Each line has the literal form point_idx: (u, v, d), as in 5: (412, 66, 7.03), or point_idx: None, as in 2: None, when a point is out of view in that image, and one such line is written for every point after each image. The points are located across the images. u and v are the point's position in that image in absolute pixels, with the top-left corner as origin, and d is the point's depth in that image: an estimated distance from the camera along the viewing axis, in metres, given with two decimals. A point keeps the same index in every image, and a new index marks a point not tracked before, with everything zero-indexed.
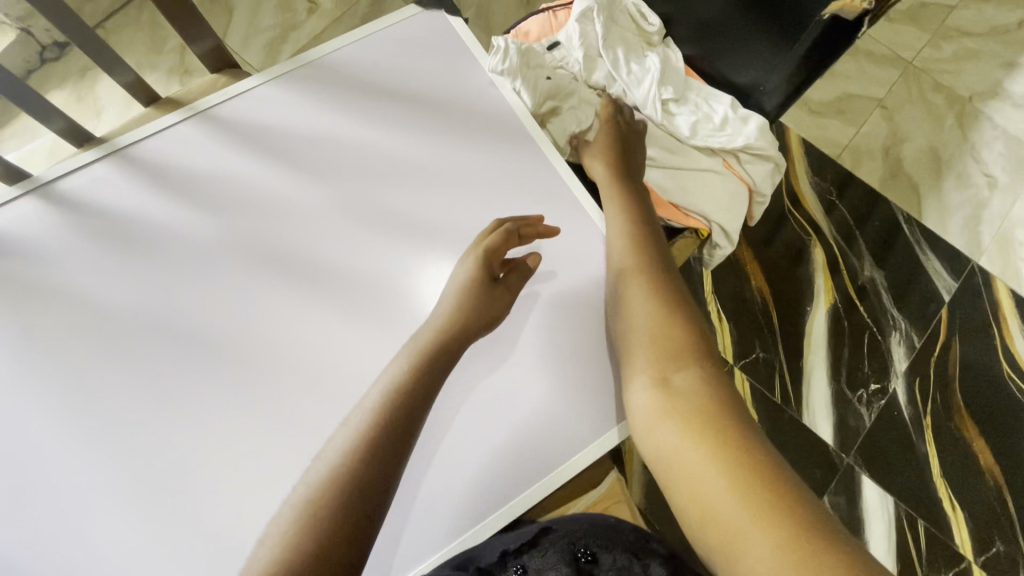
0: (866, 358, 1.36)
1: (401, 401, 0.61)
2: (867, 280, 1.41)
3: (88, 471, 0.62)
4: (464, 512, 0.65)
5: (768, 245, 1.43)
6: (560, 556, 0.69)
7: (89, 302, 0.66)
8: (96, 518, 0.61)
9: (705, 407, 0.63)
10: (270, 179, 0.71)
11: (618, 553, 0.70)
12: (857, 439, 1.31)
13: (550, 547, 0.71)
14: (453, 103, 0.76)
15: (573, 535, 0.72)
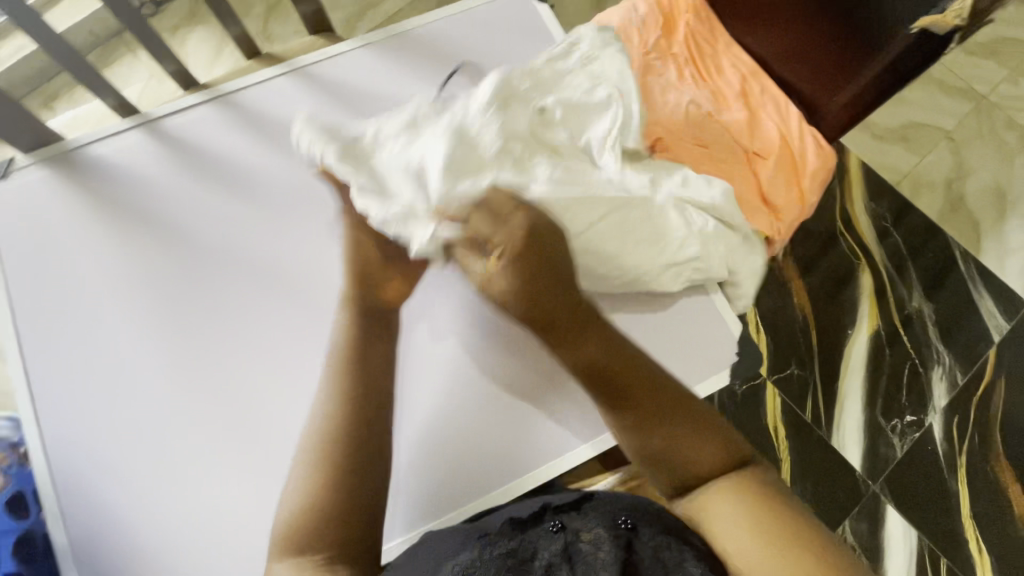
0: (905, 389, 1.34)
1: (339, 422, 0.59)
2: (915, 311, 1.38)
3: (161, 382, 0.66)
4: (509, 468, 0.69)
5: (816, 263, 1.41)
6: (602, 524, 0.59)
7: (181, 232, 0.71)
8: (169, 427, 0.65)
9: (711, 468, 0.59)
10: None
11: (673, 545, 0.56)
12: (885, 468, 1.29)
13: (594, 519, 0.61)
14: None
15: (616, 505, 0.63)
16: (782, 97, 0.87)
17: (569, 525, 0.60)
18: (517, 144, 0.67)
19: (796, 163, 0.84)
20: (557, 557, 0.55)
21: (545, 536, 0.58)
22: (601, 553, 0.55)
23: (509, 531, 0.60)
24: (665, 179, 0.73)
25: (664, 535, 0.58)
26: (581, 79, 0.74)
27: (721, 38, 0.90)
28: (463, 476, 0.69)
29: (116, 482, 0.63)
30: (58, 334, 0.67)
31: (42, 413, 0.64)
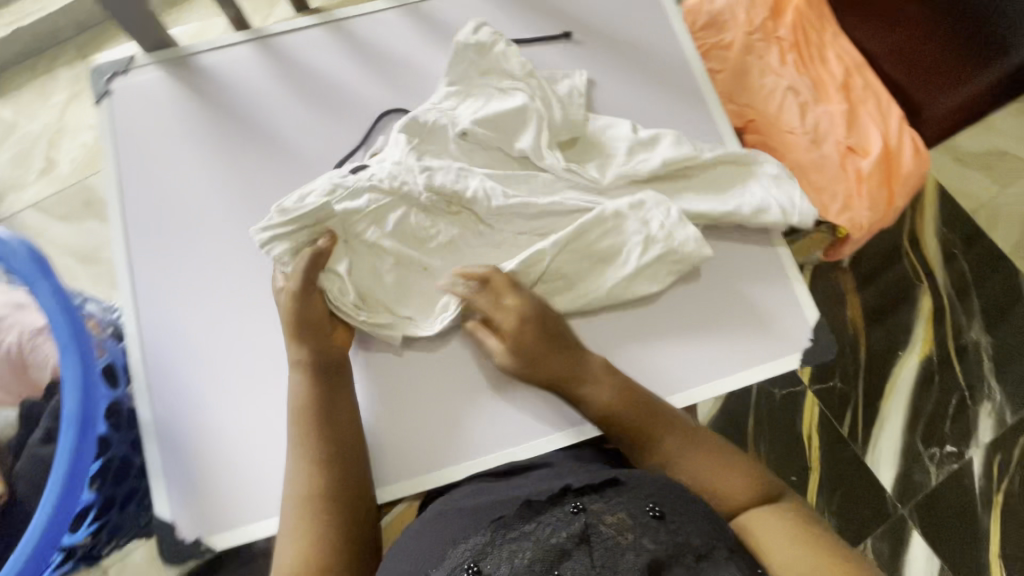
0: (949, 419, 1.31)
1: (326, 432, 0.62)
2: (971, 343, 1.34)
3: (245, 283, 0.69)
4: (561, 418, 0.66)
5: (875, 279, 1.37)
6: (628, 509, 0.54)
7: (280, 145, 0.73)
8: (248, 327, 0.67)
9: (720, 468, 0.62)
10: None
11: (705, 535, 0.53)
12: (917, 494, 1.27)
13: (619, 498, 0.55)
14: (632, 42, 0.78)
15: (646, 490, 0.56)
16: (885, 94, 0.84)
17: (590, 507, 0.54)
18: (429, 157, 0.69)
19: (890, 161, 0.82)
20: (577, 543, 0.51)
21: (563, 519, 0.53)
22: (625, 541, 0.51)
23: (521, 512, 0.54)
24: (595, 165, 0.72)
25: (695, 518, 0.55)
26: (493, 92, 0.72)
27: (829, 28, 0.88)
28: (506, 422, 0.66)
29: (199, 369, 0.66)
30: (158, 227, 0.71)
31: (141, 296, 0.68)
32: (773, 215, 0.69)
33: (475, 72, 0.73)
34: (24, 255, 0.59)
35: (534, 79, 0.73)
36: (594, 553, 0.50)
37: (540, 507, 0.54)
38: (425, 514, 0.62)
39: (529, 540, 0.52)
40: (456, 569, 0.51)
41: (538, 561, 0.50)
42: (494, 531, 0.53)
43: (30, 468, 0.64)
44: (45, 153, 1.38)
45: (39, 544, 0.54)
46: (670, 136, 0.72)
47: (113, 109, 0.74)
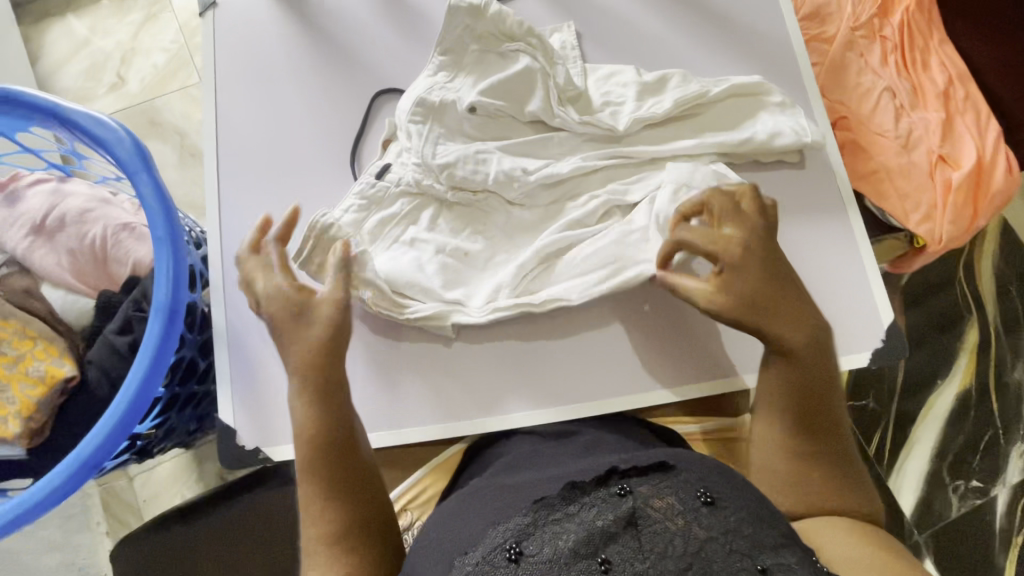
0: (979, 454, 1.28)
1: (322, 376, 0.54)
2: (1014, 381, 1.30)
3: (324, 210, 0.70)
4: (619, 384, 0.67)
5: (924, 304, 1.33)
6: (678, 493, 0.48)
7: (374, 75, 0.73)
8: None
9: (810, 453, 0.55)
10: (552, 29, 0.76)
11: (765, 524, 0.47)
12: (936, 523, 1.25)
13: (666, 481, 0.49)
14: (734, 16, 0.77)
15: (700, 474, 0.51)
16: (984, 108, 0.82)
17: (637, 489, 0.49)
18: (444, 141, 0.67)
19: (981, 177, 0.80)
20: (624, 526, 0.45)
21: (607, 503, 0.48)
22: (677, 526, 0.45)
23: (563, 493, 0.49)
24: (606, 114, 0.70)
25: (751, 505, 0.48)
26: (493, 59, 0.69)
27: (937, 33, 0.86)
28: (570, 378, 0.67)
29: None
30: (249, 141, 0.72)
31: (226, 207, 0.70)
32: (786, 138, 0.69)
33: (470, 39, 0.68)
34: (130, 147, 0.59)
35: (533, 37, 0.68)
36: (643, 537, 0.45)
37: (583, 488, 0.49)
38: (454, 497, 0.58)
39: (572, 522, 0.46)
40: (495, 549, 0.46)
41: (582, 545, 0.44)
42: (535, 512, 0.48)
43: (105, 356, 0.66)
44: (116, 69, 1.40)
45: (115, 428, 0.54)
46: (677, 76, 0.71)
47: (217, 23, 0.76)
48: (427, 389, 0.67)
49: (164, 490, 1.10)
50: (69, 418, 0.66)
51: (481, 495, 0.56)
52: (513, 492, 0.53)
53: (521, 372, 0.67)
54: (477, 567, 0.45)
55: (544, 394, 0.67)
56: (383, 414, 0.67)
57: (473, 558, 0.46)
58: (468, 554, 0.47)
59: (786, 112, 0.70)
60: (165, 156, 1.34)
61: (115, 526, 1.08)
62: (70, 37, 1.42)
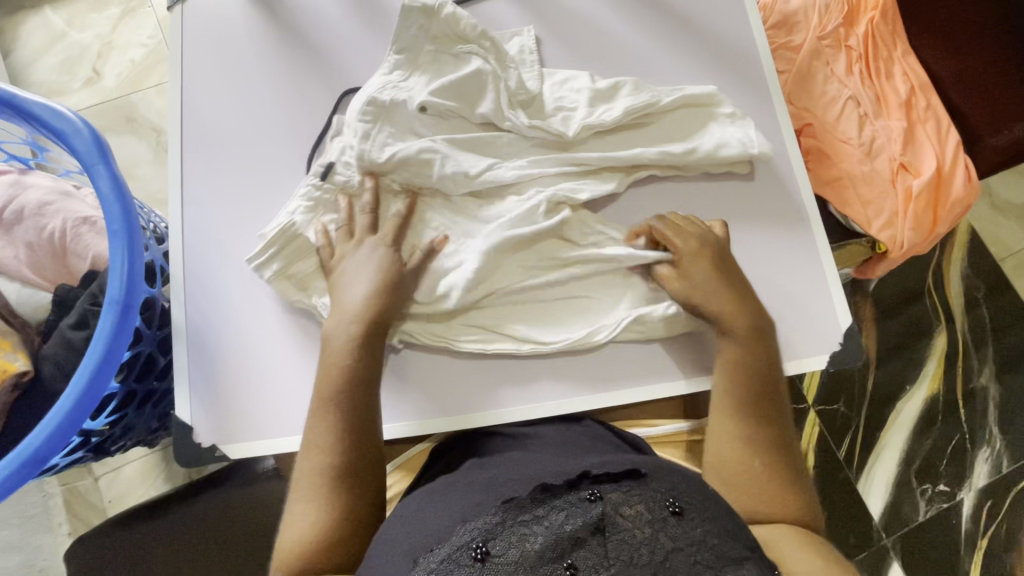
0: (946, 458, 1.29)
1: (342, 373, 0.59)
2: (979, 388, 1.33)
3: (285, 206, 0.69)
4: (579, 387, 0.67)
5: (894, 311, 1.35)
6: (647, 502, 0.48)
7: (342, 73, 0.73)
8: None
9: (733, 441, 0.58)
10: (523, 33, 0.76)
11: (730, 535, 0.47)
12: (903, 526, 1.27)
13: (637, 489, 0.49)
14: (701, 23, 0.78)
15: (667, 481, 0.51)
16: (945, 119, 0.84)
17: (607, 495, 0.49)
18: (394, 140, 0.66)
19: (940, 186, 0.82)
20: (591, 533, 0.46)
21: (576, 507, 0.48)
22: (643, 535, 0.46)
23: (534, 495, 0.49)
24: (558, 119, 0.70)
25: (719, 514, 0.49)
26: (447, 60, 0.69)
27: (900, 45, 0.88)
28: (532, 380, 0.67)
29: (234, 282, 0.67)
30: (214, 136, 0.71)
31: (188, 202, 0.69)
32: (733, 150, 0.69)
33: (426, 38, 0.69)
34: (87, 138, 0.58)
35: (486, 40, 0.69)
36: (608, 545, 0.46)
37: (554, 490, 0.49)
38: (439, 480, 0.59)
39: (540, 526, 0.47)
40: (461, 548, 0.46)
41: (548, 550, 0.45)
42: (504, 511, 0.48)
43: (61, 351, 0.65)
44: (92, 64, 1.38)
45: (64, 423, 0.54)
46: (629, 84, 0.71)
47: (186, 17, 0.75)
48: (388, 387, 0.67)
49: (129, 491, 1.08)
50: (21, 414, 0.65)
51: (454, 485, 0.57)
52: (484, 488, 0.54)
53: (479, 376, 0.67)
54: (442, 564, 0.45)
55: (505, 395, 0.67)
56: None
57: (438, 555, 0.47)
58: (434, 551, 0.47)
59: (736, 123, 0.71)
60: (140, 151, 1.33)
61: (77, 527, 1.06)
62: (45, 30, 1.40)
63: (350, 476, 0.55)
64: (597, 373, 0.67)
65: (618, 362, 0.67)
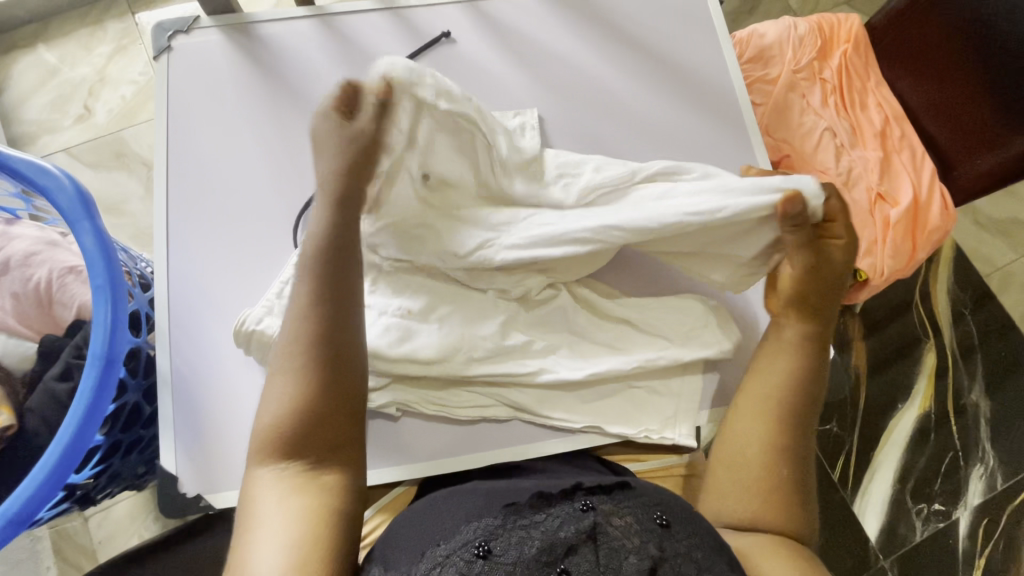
0: (940, 476, 1.29)
1: (323, 249, 0.57)
2: (971, 405, 1.33)
3: (269, 248, 0.70)
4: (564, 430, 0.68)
5: (882, 329, 1.36)
6: (637, 513, 0.49)
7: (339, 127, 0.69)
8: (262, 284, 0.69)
9: (766, 417, 0.60)
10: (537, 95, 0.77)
11: (710, 552, 0.49)
12: (901, 547, 1.26)
13: (627, 501, 0.51)
14: (678, 63, 0.80)
15: (653, 495, 0.53)
16: (920, 147, 0.86)
17: (600, 506, 0.50)
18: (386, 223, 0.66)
19: (918, 215, 0.83)
20: (583, 540, 0.47)
21: (571, 515, 0.49)
22: (632, 545, 0.47)
23: (533, 501, 0.50)
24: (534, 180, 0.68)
25: (701, 533, 0.50)
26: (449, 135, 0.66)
27: (874, 76, 0.90)
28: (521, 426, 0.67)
29: (218, 332, 0.67)
30: (199, 182, 0.72)
31: (172, 249, 0.70)
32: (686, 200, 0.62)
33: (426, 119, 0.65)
34: (72, 194, 0.59)
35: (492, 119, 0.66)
36: (600, 553, 0.47)
37: (551, 498, 0.50)
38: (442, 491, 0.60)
39: (537, 531, 0.48)
40: (463, 545, 0.47)
41: (543, 553, 0.46)
42: (505, 515, 0.50)
43: (46, 403, 0.65)
44: (83, 101, 1.40)
45: (48, 479, 0.53)
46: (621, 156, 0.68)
47: (172, 67, 0.76)
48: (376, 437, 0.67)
49: (120, 531, 1.07)
50: (4, 468, 0.64)
51: (453, 495, 0.57)
52: (486, 496, 0.55)
53: (462, 427, 0.67)
54: (445, 560, 0.46)
55: (496, 443, 0.67)
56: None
57: (442, 550, 0.48)
58: (439, 544, 0.48)
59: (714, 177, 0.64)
60: (131, 187, 1.34)
61: (67, 570, 1.05)
62: (38, 68, 1.42)
63: (324, 370, 0.53)
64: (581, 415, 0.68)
65: (606, 422, 0.66)
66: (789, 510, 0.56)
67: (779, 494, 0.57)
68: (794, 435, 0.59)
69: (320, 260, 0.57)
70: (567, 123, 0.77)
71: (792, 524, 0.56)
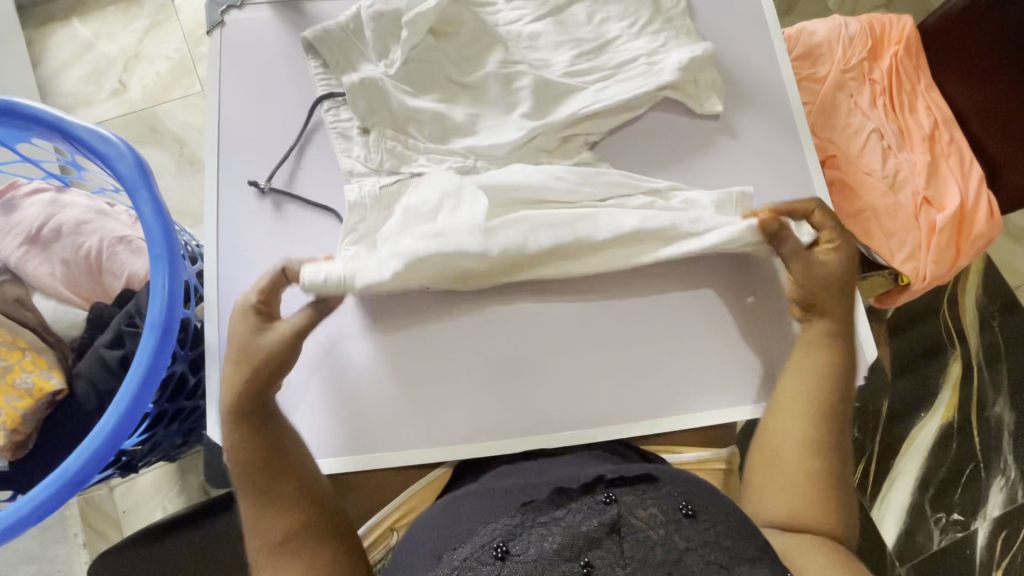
0: (960, 486, 1.28)
1: (234, 446, 0.55)
2: (994, 416, 1.32)
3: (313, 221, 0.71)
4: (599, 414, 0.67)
5: (907, 335, 1.35)
6: (660, 505, 0.49)
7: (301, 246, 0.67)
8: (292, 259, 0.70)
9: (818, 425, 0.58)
10: (596, 99, 0.74)
11: (741, 537, 0.47)
12: (918, 555, 1.25)
13: (650, 493, 0.50)
14: (725, 58, 0.80)
15: (677, 485, 0.52)
16: (968, 153, 0.85)
17: (622, 498, 0.50)
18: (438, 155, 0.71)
19: (963, 221, 0.82)
20: (606, 533, 0.46)
21: (593, 509, 0.48)
22: (658, 536, 0.46)
23: (552, 498, 0.51)
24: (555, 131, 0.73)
25: (730, 518, 0.49)
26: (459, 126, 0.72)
27: (923, 79, 0.89)
28: (552, 407, 0.67)
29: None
30: (249, 156, 0.73)
31: (224, 223, 0.70)
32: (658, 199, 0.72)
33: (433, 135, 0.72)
34: (131, 162, 0.59)
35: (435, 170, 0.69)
36: (624, 544, 0.46)
37: (571, 494, 0.51)
38: (461, 490, 0.59)
39: (558, 526, 0.47)
40: (482, 547, 0.47)
41: (566, 548, 0.45)
42: (524, 514, 0.49)
43: (94, 369, 0.65)
44: (119, 75, 1.40)
45: (102, 444, 0.54)
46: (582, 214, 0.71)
47: (224, 41, 0.77)
48: (376, 410, 0.67)
49: (145, 501, 1.08)
50: (52, 430, 0.65)
51: (473, 496, 0.57)
52: (506, 495, 0.54)
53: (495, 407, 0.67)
54: (464, 563, 0.46)
55: (519, 428, 0.66)
56: (368, 437, 0.66)
57: (460, 553, 0.47)
58: (457, 550, 0.48)
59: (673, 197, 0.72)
60: (163, 162, 1.34)
61: (92, 537, 1.06)
62: (73, 41, 1.42)
63: (305, 534, 0.52)
64: (620, 401, 0.68)
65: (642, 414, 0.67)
66: (824, 504, 0.55)
67: (829, 492, 0.55)
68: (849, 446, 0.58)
69: (245, 471, 0.54)
70: (623, 112, 0.76)
71: (827, 516, 0.54)
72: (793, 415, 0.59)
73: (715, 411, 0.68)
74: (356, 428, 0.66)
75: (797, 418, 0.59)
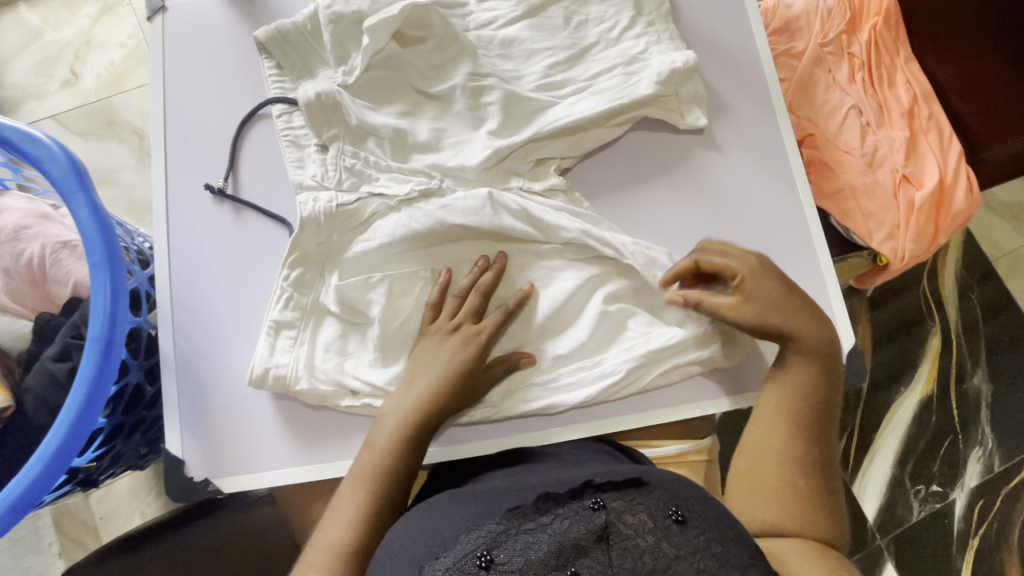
0: (939, 458, 1.30)
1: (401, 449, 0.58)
2: (973, 389, 1.33)
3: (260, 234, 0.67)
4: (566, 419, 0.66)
5: (887, 312, 1.35)
6: (651, 510, 0.46)
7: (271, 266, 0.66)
8: (243, 268, 0.66)
9: (784, 414, 0.59)
10: (568, 114, 0.69)
11: (732, 543, 0.46)
12: (897, 526, 1.27)
13: (640, 497, 0.48)
14: (695, 35, 0.77)
15: (668, 489, 0.49)
16: (948, 127, 0.82)
17: (611, 503, 0.47)
18: (403, 173, 0.67)
19: (941, 198, 0.80)
20: (595, 541, 0.44)
21: (581, 515, 0.46)
22: (647, 544, 0.44)
23: (539, 503, 0.48)
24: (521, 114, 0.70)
25: (719, 523, 0.48)
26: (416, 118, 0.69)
27: (903, 51, 0.86)
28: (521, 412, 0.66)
29: (232, 322, 0.65)
30: (197, 152, 0.69)
31: (175, 225, 0.67)
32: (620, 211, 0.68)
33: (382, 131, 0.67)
34: (65, 165, 0.55)
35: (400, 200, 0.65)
36: (612, 553, 0.44)
37: (558, 498, 0.48)
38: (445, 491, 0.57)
39: (545, 533, 0.45)
40: (465, 556, 0.45)
41: (553, 557, 0.43)
42: (508, 520, 0.47)
43: (42, 384, 0.62)
44: (69, 65, 1.33)
45: (52, 461, 0.51)
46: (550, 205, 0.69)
47: (167, 27, 0.72)
48: (299, 429, 0.63)
49: (121, 507, 1.06)
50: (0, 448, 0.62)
51: (459, 498, 0.54)
52: (488, 501, 0.52)
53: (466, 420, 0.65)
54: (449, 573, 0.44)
55: (477, 432, 0.65)
56: (305, 447, 0.63)
57: (443, 563, 0.45)
58: (438, 560, 0.45)
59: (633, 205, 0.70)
60: (121, 156, 1.28)
61: (68, 547, 1.04)
62: (17, 29, 1.34)
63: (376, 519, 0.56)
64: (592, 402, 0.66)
65: (608, 417, 0.66)
66: (804, 506, 0.55)
67: (796, 484, 0.56)
68: (820, 440, 0.59)
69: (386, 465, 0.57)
70: (601, 127, 0.71)
71: (812, 517, 0.55)
72: (771, 417, 0.60)
73: (690, 409, 0.66)
74: (280, 446, 0.63)
75: (766, 413, 0.60)
